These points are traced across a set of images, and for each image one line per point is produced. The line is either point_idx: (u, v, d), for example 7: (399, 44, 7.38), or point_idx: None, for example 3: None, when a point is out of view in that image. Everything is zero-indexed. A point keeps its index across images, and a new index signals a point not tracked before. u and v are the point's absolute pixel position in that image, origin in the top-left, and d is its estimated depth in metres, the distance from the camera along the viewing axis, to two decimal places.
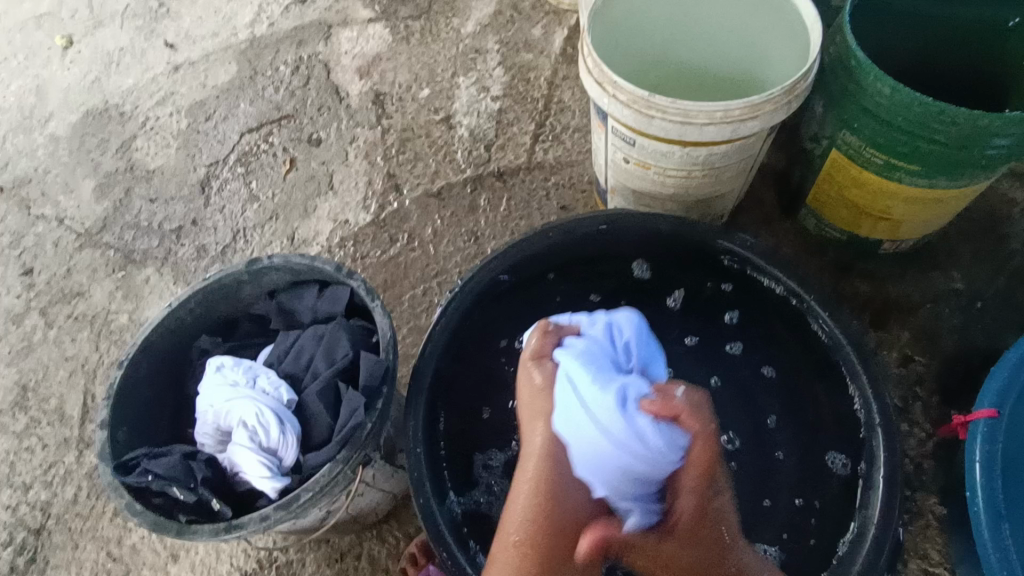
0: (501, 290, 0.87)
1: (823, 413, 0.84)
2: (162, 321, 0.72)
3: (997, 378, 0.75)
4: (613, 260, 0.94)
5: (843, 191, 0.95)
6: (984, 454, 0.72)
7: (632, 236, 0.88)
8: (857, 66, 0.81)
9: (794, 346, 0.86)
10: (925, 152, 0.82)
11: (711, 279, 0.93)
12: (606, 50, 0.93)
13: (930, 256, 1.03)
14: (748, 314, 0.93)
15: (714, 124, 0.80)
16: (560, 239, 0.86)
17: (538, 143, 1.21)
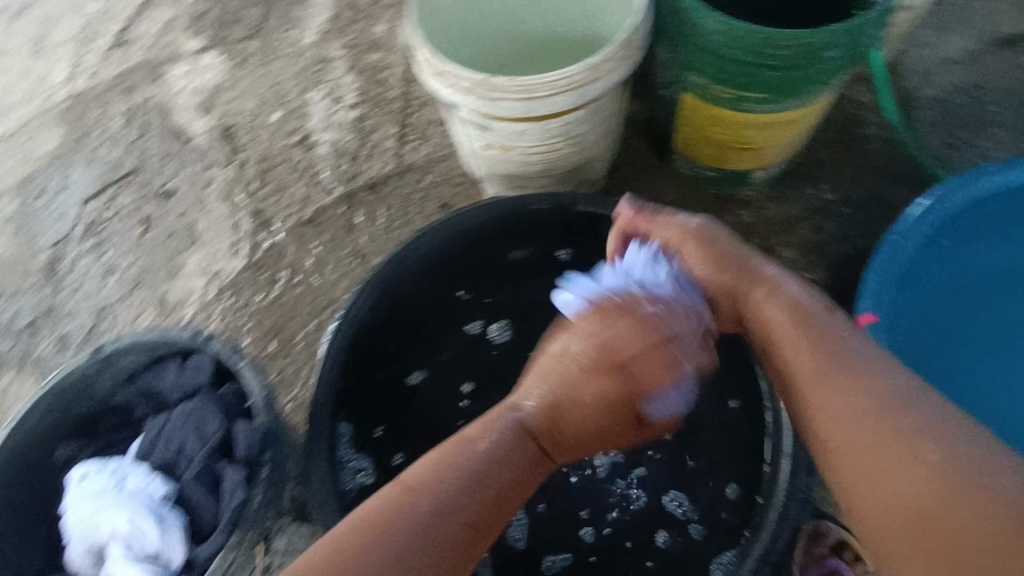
0: (393, 309, 0.83)
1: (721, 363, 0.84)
2: (5, 444, 0.63)
3: (872, 281, 0.79)
4: (512, 254, 0.90)
5: (704, 131, 0.96)
6: None
7: (518, 229, 0.86)
8: (684, 9, 0.80)
9: None
10: (766, 79, 0.83)
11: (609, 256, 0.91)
12: (440, 38, 0.89)
13: (801, 176, 1.06)
14: None
15: (559, 95, 0.77)
16: (445, 238, 0.82)
17: (405, 145, 1.16)
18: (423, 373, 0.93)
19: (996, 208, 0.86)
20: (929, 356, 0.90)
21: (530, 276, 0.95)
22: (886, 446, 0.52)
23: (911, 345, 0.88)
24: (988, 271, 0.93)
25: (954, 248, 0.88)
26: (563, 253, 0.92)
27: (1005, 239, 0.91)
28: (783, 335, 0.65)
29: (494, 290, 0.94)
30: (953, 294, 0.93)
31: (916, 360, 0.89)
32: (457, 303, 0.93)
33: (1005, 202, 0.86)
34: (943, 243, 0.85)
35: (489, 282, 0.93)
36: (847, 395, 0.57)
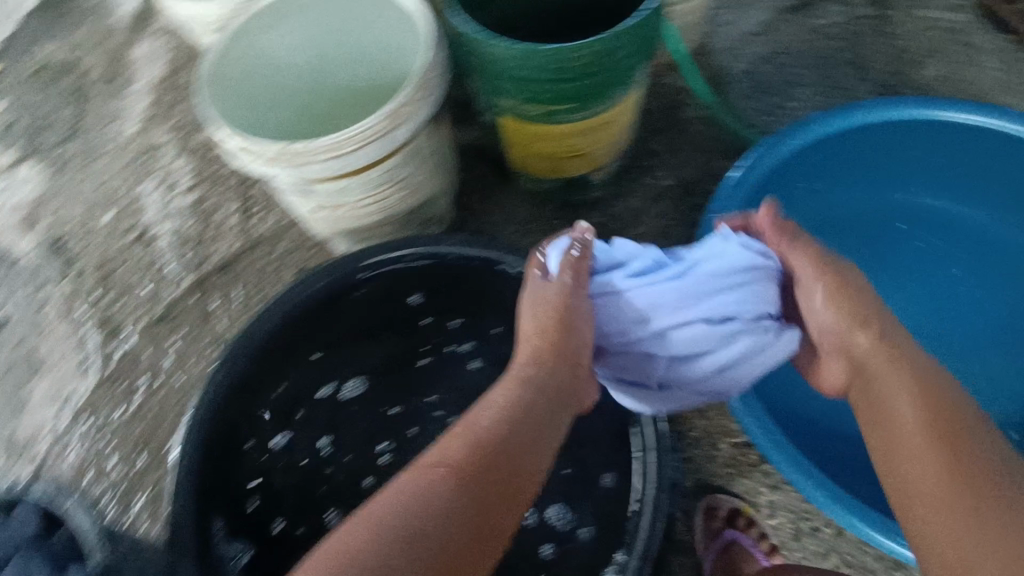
0: (252, 390, 0.81)
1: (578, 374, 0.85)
2: None
3: None
4: (364, 307, 0.88)
5: (530, 146, 0.98)
6: None
7: (357, 289, 0.85)
8: (471, 40, 0.82)
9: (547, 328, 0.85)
10: (567, 91, 0.85)
11: (460, 295, 0.89)
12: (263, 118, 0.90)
13: (638, 167, 1.12)
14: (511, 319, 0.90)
15: (364, 146, 0.77)
16: (286, 309, 0.81)
17: (250, 218, 1.12)
18: (291, 436, 0.89)
19: (822, 152, 0.94)
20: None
21: (390, 324, 0.92)
22: (948, 437, 0.57)
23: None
24: (888, 203, 1.02)
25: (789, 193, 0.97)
26: (415, 297, 0.90)
27: (845, 177, 1.00)
28: (845, 314, 0.65)
29: (357, 344, 0.91)
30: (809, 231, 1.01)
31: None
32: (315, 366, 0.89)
33: (828, 145, 0.93)
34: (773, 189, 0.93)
35: (349, 338, 0.90)
36: (918, 393, 0.60)
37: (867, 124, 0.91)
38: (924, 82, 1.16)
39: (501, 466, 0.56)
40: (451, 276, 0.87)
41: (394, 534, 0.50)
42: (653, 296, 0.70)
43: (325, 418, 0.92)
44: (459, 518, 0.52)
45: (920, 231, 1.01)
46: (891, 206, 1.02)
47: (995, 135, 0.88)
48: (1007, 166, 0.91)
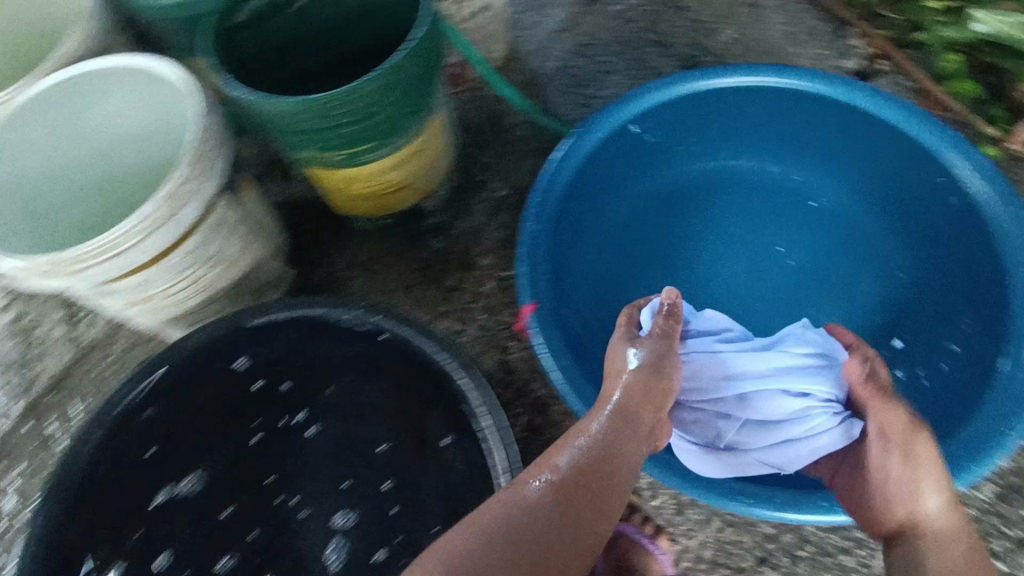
0: (98, 501, 0.79)
1: (423, 407, 0.84)
2: None
3: (524, 272, 0.79)
4: (191, 389, 0.85)
5: (350, 190, 0.96)
6: (546, 339, 0.76)
7: (181, 373, 0.84)
8: (245, 102, 0.79)
9: (382, 363, 0.87)
10: (360, 132, 0.84)
11: (285, 353, 0.88)
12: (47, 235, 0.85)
13: (473, 183, 1.12)
14: (341, 370, 0.88)
15: (150, 236, 0.73)
16: (121, 410, 0.81)
17: (76, 323, 1.04)
18: (134, 557, 0.80)
19: (628, 141, 0.92)
20: (637, 286, 0.94)
21: (219, 402, 0.87)
22: None
23: (605, 289, 0.92)
24: (705, 174, 1.01)
25: (605, 189, 0.95)
26: (238, 364, 0.87)
27: (660, 162, 0.99)
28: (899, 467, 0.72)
29: (185, 430, 0.85)
30: (640, 222, 0.98)
31: (617, 299, 0.93)
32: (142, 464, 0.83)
33: (631, 133, 0.92)
34: (587, 187, 0.91)
35: (180, 426, 0.85)
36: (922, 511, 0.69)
37: (661, 105, 0.90)
38: (720, 47, 1.22)
39: (591, 490, 0.59)
40: (276, 334, 0.87)
41: (481, 532, 0.54)
42: (739, 364, 0.78)
43: (159, 526, 0.82)
44: (545, 517, 0.55)
45: (747, 201, 1.00)
46: (714, 183, 1.01)
47: (778, 94, 0.91)
48: (801, 121, 0.94)
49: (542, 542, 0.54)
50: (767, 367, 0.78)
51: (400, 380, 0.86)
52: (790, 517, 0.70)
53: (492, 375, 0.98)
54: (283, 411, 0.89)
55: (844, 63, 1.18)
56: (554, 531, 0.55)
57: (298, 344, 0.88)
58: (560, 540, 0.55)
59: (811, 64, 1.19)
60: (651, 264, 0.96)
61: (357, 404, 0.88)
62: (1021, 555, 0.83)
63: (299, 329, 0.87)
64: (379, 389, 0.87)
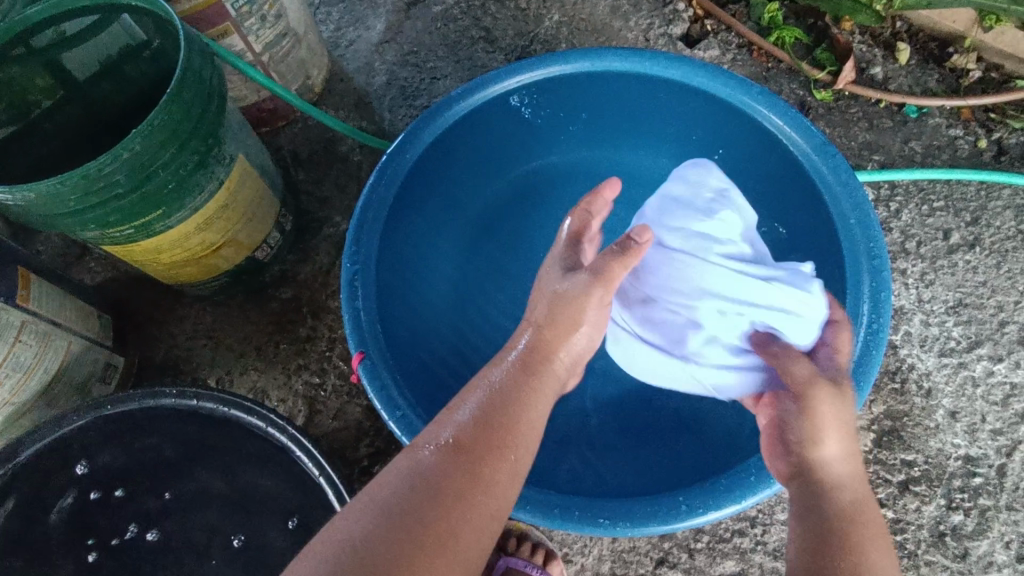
0: None
1: (270, 493, 0.75)
2: None
3: (348, 318, 0.73)
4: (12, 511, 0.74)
5: (160, 260, 0.87)
6: (378, 387, 0.70)
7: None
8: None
9: (223, 448, 0.77)
10: (140, 201, 0.75)
11: (117, 455, 0.77)
12: None
13: (312, 222, 1.04)
14: (182, 462, 0.77)
15: None
16: None
17: None
18: None
19: (446, 153, 0.86)
20: (487, 295, 0.93)
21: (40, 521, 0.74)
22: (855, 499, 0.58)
23: (454, 305, 0.90)
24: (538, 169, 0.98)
25: (436, 205, 0.90)
26: (78, 471, 0.76)
27: (490, 163, 0.94)
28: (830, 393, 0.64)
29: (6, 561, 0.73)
30: (482, 230, 0.95)
31: (469, 314, 0.91)
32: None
33: (448, 143, 0.85)
34: (411, 210, 0.85)
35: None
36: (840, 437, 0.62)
37: (472, 110, 0.84)
38: (548, 35, 1.18)
39: (499, 430, 0.55)
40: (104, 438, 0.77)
41: (371, 506, 0.49)
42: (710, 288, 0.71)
43: None
44: (445, 477, 0.51)
45: (584, 188, 0.98)
46: (550, 173, 0.98)
47: (593, 76, 0.86)
48: (621, 99, 0.90)
49: (447, 484, 0.51)
50: (741, 295, 0.70)
51: (246, 463, 0.76)
52: (661, 529, 0.66)
53: (361, 424, 0.92)
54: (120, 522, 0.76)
55: (673, 29, 1.16)
56: (463, 471, 0.52)
57: (129, 442, 0.77)
58: (467, 495, 0.50)
59: (640, 36, 1.16)
60: (500, 271, 0.94)
61: (204, 499, 0.75)
62: (905, 499, 0.83)
63: (138, 429, 0.78)
64: (227, 478, 0.76)
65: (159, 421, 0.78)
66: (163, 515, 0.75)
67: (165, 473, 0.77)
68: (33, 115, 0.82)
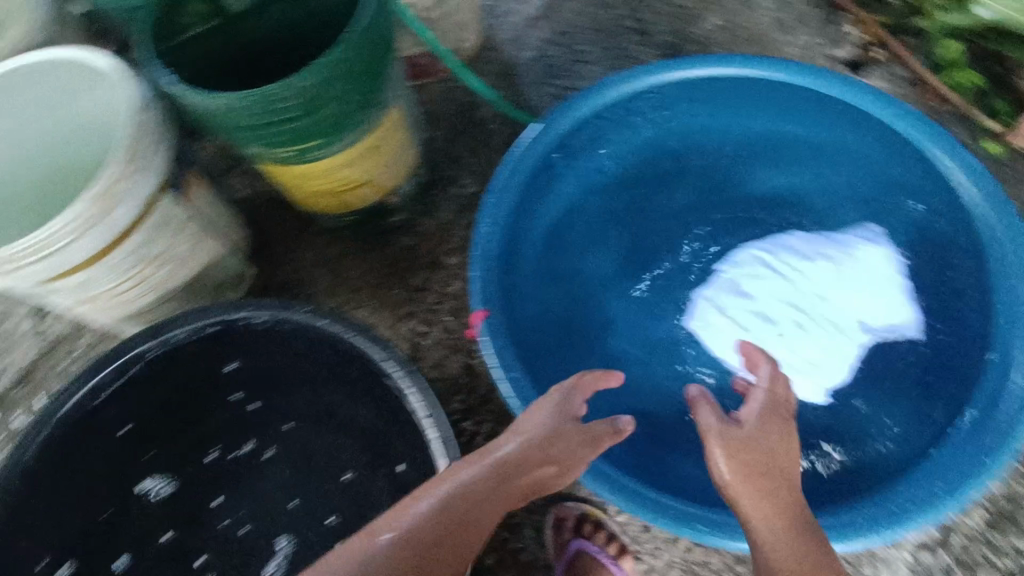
0: (44, 502, 0.76)
1: (385, 437, 0.79)
2: None
3: (477, 278, 0.75)
4: (170, 389, 0.83)
5: (305, 187, 0.93)
6: (495, 350, 0.72)
7: (147, 368, 0.80)
8: (182, 97, 0.75)
9: (349, 390, 0.81)
10: (306, 128, 0.80)
11: (258, 373, 0.84)
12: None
13: (442, 178, 1.08)
14: (310, 395, 0.84)
15: (86, 234, 0.71)
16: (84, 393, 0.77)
17: (46, 316, 1.06)
18: (77, 562, 0.77)
19: (609, 125, 0.88)
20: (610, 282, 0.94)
21: (188, 411, 0.84)
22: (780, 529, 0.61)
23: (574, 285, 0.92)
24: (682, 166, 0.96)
25: (581, 177, 0.90)
26: (228, 366, 0.83)
27: (644, 151, 0.93)
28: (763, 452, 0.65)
29: (157, 432, 0.83)
30: (614, 215, 0.96)
31: (586, 288, 0.94)
32: (129, 466, 0.82)
33: (604, 122, 0.86)
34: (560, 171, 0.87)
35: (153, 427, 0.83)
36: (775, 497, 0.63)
37: (648, 90, 0.85)
38: (704, 36, 1.16)
39: (471, 511, 0.55)
40: (244, 344, 0.82)
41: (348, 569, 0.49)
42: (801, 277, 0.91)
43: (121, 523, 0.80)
44: (411, 559, 0.51)
45: (724, 197, 0.97)
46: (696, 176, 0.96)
47: (778, 85, 0.84)
48: (798, 116, 0.87)
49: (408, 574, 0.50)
50: (818, 309, 0.89)
51: (360, 393, 0.80)
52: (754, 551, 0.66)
53: (455, 380, 0.95)
54: (249, 429, 0.85)
55: (837, 51, 1.11)
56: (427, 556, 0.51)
57: (264, 357, 0.83)
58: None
59: (800, 53, 1.12)
60: (621, 256, 0.96)
61: (323, 433, 0.83)
62: None
63: (274, 339, 0.82)
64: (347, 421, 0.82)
65: (291, 335, 0.80)
66: (287, 438, 0.84)
67: (292, 390, 0.84)
68: (191, 33, 0.82)
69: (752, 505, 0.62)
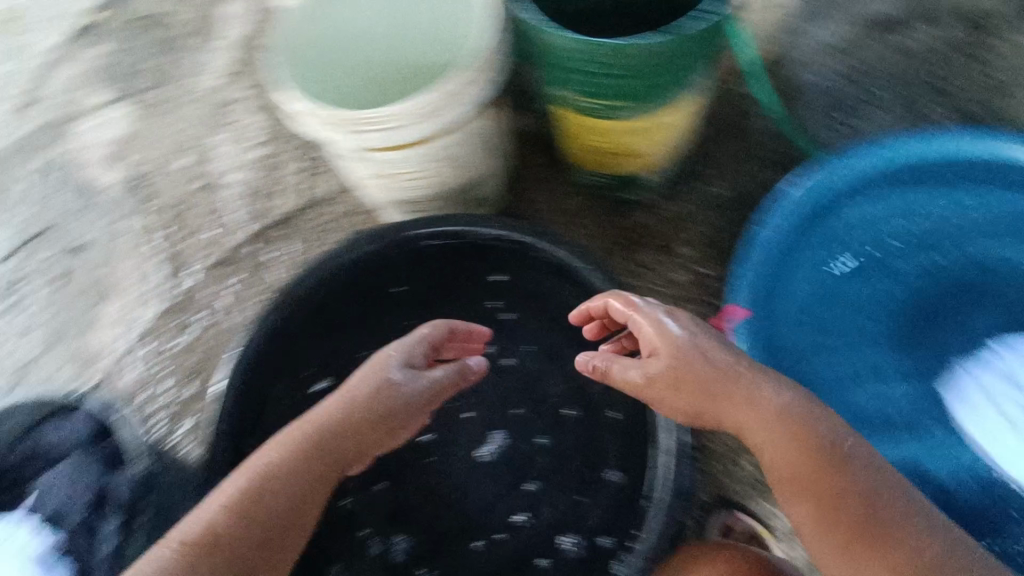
0: (306, 337, 0.87)
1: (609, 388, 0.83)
2: None
3: (744, 273, 0.83)
4: (443, 276, 0.92)
5: (583, 140, 0.98)
6: (747, 341, 0.80)
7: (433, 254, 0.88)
8: (536, 31, 0.82)
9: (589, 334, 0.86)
10: (626, 89, 0.85)
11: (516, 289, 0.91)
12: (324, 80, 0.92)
13: (695, 172, 1.09)
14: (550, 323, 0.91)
15: (425, 121, 0.80)
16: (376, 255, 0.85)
17: (311, 177, 1.19)
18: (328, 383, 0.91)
19: (911, 171, 0.90)
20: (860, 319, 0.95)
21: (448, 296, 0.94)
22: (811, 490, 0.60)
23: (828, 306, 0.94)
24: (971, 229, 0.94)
25: (854, 192, 0.91)
26: (493, 277, 0.91)
27: (921, 179, 0.92)
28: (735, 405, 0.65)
29: (423, 302, 0.95)
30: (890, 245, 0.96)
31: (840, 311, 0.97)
32: (388, 323, 0.95)
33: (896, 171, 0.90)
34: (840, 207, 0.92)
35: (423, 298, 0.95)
36: (777, 447, 0.62)
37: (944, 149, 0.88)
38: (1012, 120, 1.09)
39: (377, 415, 0.68)
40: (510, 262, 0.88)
41: (260, 487, 0.61)
42: None
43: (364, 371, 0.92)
44: (304, 475, 0.63)
45: (1003, 247, 0.93)
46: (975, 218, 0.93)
47: None
48: None
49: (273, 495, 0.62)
50: None
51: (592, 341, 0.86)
52: None
53: None
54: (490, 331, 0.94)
55: None
56: (322, 468, 0.64)
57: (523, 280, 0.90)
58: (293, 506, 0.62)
59: None
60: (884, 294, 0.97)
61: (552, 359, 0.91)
62: None
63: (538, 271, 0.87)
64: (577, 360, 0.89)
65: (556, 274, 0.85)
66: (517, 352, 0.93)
67: (545, 314, 0.91)
68: None
69: (779, 463, 0.62)
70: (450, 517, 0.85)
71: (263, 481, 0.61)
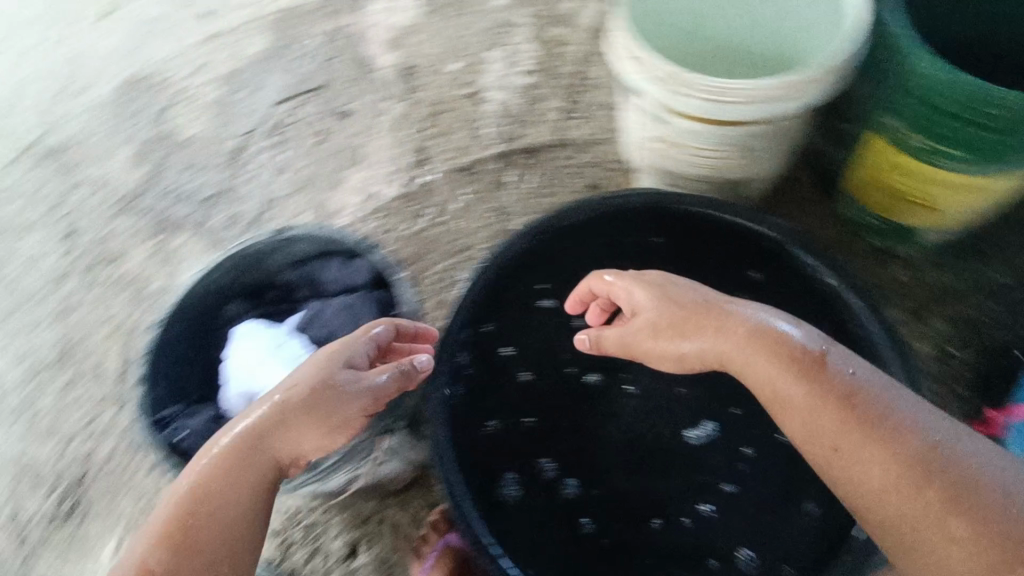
0: (549, 266, 0.90)
1: None
2: (210, 274, 0.84)
3: None
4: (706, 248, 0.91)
5: (880, 175, 0.92)
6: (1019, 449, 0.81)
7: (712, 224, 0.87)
8: (905, 49, 0.77)
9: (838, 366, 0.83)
10: (973, 139, 0.77)
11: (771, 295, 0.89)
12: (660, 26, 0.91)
13: (976, 250, 1.00)
14: None
15: (751, 103, 0.77)
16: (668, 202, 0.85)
17: (568, 120, 1.21)
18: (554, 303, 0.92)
19: None
20: None
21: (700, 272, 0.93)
22: (889, 487, 0.58)
23: None
24: None
25: None
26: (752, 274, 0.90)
27: None
28: (776, 385, 0.66)
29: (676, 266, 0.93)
30: None
31: None
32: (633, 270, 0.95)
33: None
34: None
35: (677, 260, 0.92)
36: (829, 431, 0.62)
37: None
38: None
39: (256, 449, 0.67)
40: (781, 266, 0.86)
41: (202, 502, 0.65)
42: None
43: None
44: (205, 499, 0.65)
45: None
46: None
47: None
48: None
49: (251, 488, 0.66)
50: None
51: None
52: None
53: None
54: None
55: None
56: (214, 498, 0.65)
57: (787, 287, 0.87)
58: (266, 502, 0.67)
59: None
60: None
61: None
62: None
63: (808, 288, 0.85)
64: None
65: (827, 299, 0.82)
66: None
67: None
68: None
69: (856, 456, 0.60)
70: (641, 487, 0.86)
71: (203, 495, 0.65)
